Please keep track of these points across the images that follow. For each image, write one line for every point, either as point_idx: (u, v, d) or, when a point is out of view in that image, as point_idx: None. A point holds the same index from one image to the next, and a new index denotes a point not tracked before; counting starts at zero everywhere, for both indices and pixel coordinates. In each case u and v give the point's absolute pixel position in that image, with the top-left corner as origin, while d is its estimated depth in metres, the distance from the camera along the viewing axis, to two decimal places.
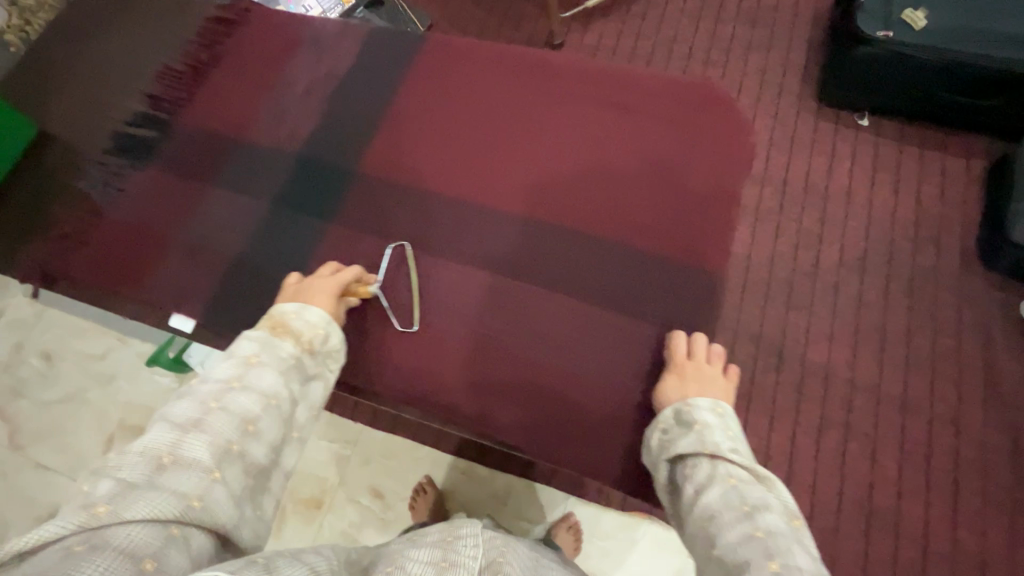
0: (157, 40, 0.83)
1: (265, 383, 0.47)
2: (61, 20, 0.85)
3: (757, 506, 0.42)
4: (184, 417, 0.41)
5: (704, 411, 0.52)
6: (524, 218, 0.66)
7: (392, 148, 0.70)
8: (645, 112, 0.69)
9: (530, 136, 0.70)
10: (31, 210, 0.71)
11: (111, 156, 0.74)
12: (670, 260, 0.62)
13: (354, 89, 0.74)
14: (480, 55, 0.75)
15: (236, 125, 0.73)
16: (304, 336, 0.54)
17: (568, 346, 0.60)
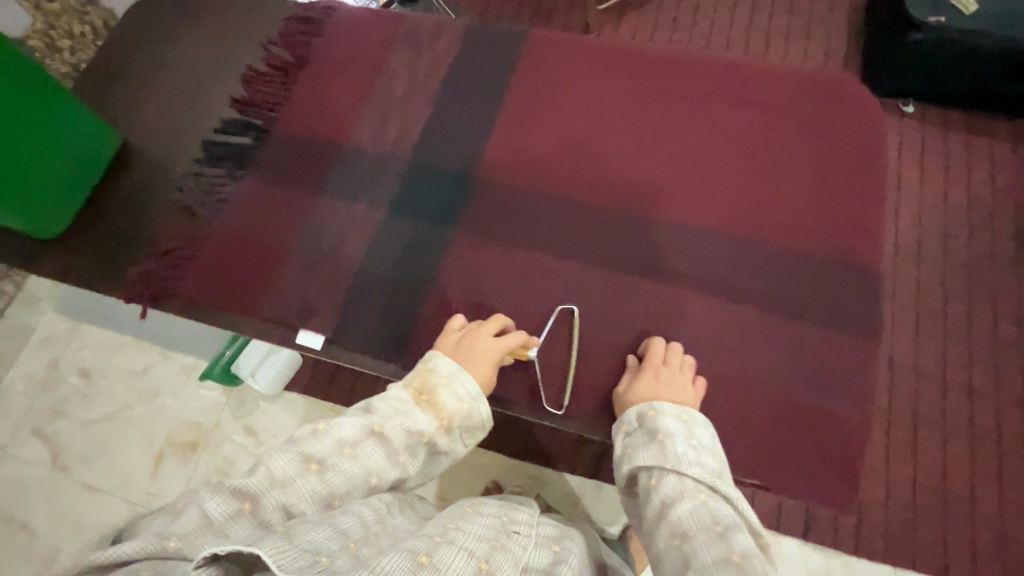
0: (234, 39, 0.79)
1: (373, 459, 0.46)
2: (134, 22, 0.81)
3: (730, 527, 0.43)
4: (284, 473, 0.42)
5: (669, 419, 0.52)
6: (655, 216, 0.64)
7: (509, 148, 0.67)
8: (771, 107, 0.67)
9: (653, 130, 0.67)
10: (131, 226, 0.69)
11: (206, 166, 0.70)
12: (815, 257, 0.61)
13: (459, 89, 0.71)
14: (589, 49, 0.72)
15: (339, 131, 0.70)
16: (448, 411, 0.51)
17: (715, 350, 0.59)
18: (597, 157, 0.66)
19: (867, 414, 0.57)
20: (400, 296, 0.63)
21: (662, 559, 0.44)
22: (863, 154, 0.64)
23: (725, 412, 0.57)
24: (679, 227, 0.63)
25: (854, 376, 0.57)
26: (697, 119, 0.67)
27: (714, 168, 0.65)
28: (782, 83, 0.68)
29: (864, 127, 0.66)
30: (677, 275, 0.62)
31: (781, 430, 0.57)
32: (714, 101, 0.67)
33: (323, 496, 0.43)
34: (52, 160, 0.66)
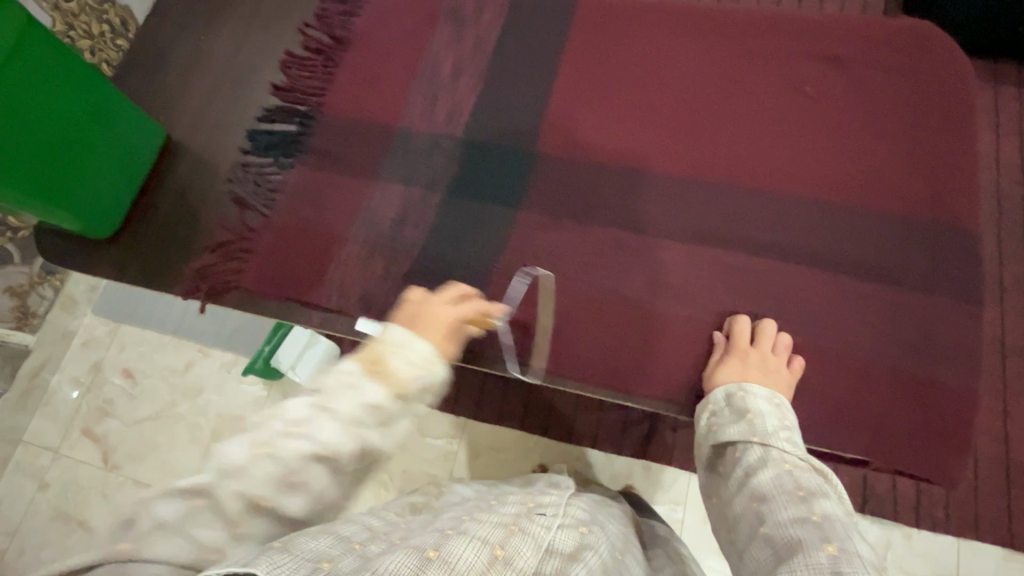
0: (271, 26, 0.77)
1: (326, 434, 0.39)
2: (167, 13, 0.79)
3: (814, 494, 0.41)
4: (235, 458, 0.38)
5: (759, 399, 0.50)
6: (723, 185, 0.61)
7: (567, 123, 0.65)
8: (843, 63, 0.63)
9: (716, 96, 0.64)
10: (180, 221, 0.68)
11: (251, 156, 0.69)
12: (898, 217, 0.58)
13: (507, 63, 0.68)
14: (642, 15, 0.68)
15: (387, 112, 0.68)
16: (405, 377, 0.43)
17: (798, 320, 0.57)
18: (659, 126, 0.64)
19: (969, 380, 0.54)
20: (461, 279, 0.61)
21: (741, 528, 0.43)
22: (946, 107, 0.61)
23: (810, 384, 0.55)
24: (750, 193, 0.60)
25: (950, 340, 0.55)
26: (764, 80, 0.64)
27: (783, 131, 0.62)
28: (854, 36, 0.64)
29: (947, 79, 0.62)
30: (751, 244, 0.59)
31: (875, 398, 0.54)
32: (779, 61, 0.64)
33: (275, 478, 0.38)
34: (100, 163, 0.64)
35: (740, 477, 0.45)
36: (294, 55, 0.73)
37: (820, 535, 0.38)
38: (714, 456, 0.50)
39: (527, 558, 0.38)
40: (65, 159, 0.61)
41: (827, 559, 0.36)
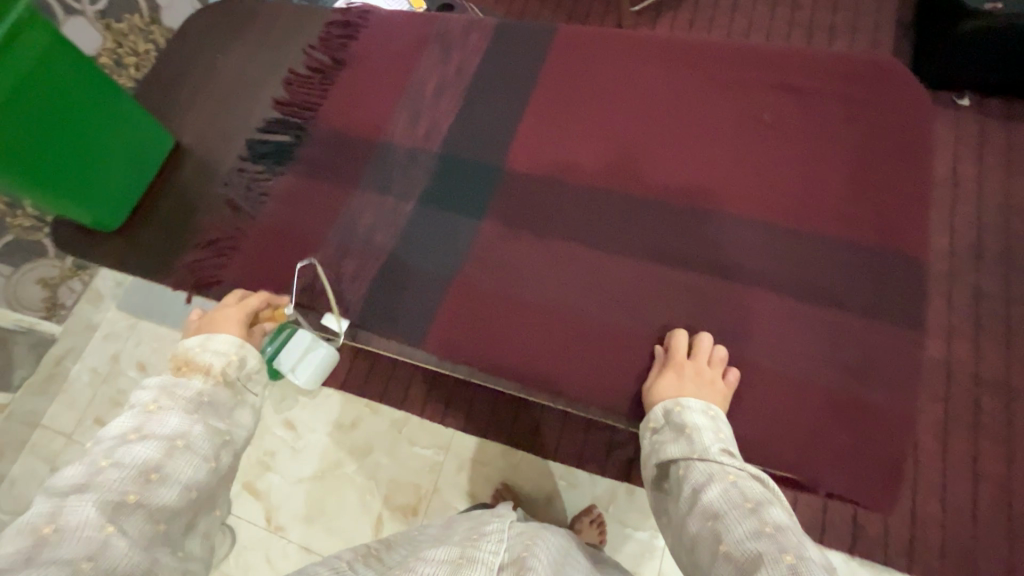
0: (280, 47, 0.84)
1: (168, 427, 0.46)
2: (190, 34, 0.88)
3: (762, 504, 0.42)
4: (70, 482, 0.41)
5: (695, 413, 0.52)
6: (681, 204, 0.63)
7: (539, 142, 0.69)
8: (803, 93, 0.66)
9: (680, 119, 0.67)
10: (178, 221, 0.74)
11: (247, 163, 0.75)
12: (845, 245, 0.60)
13: (487, 84, 0.73)
14: (617, 42, 0.72)
15: (372, 126, 0.73)
16: (215, 367, 0.53)
17: (749, 340, 0.58)
18: (622, 148, 0.67)
19: (907, 408, 0.55)
20: (426, 285, 0.64)
21: (700, 548, 0.44)
22: (900, 139, 0.63)
23: (754, 403, 0.56)
24: (705, 216, 0.63)
25: (893, 367, 0.56)
26: (725, 109, 0.66)
27: (741, 158, 0.64)
28: (815, 68, 0.66)
29: (903, 115, 0.64)
30: (701, 265, 0.61)
31: (812, 420, 0.55)
32: (742, 90, 0.67)
33: (134, 476, 0.42)
34: (98, 158, 0.69)
35: (688, 495, 0.46)
36: (296, 73, 0.80)
37: (776, 546, 0.39)
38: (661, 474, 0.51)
39: None
40: (78, 159, 0.67)
41: (788, 568, 0.37)
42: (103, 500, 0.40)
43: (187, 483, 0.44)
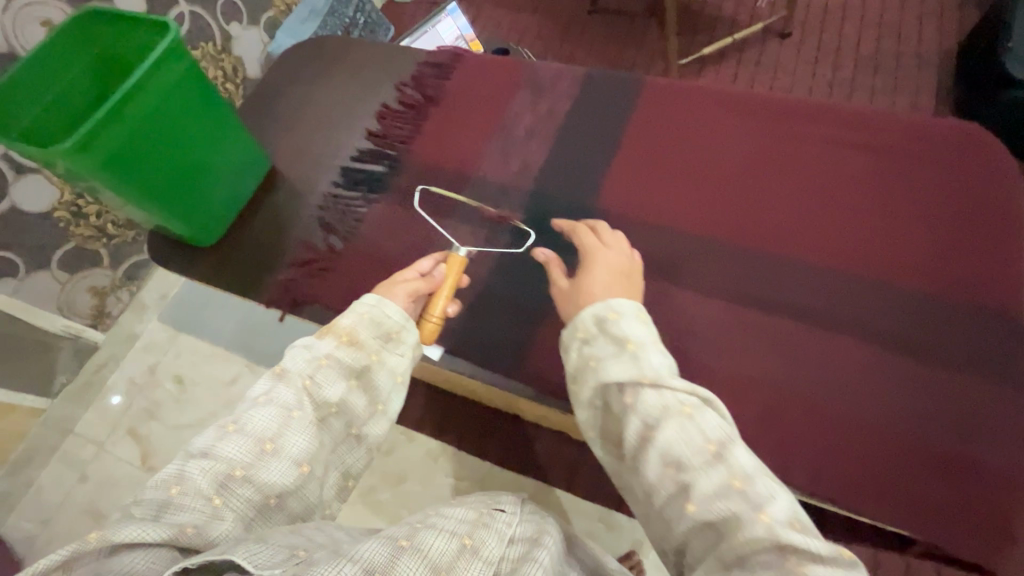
0: (371, 80, 0.88)
1: (285, 398, 0.64)
2: (285, 64, 0.93)
3: (723, 446, 0.57)
4: (206, 445, 0.61)
5: (632, 325, 0.64)
6: (796, 257, 0.75)
7: (640, 192, 0.78)
8: (888, 167, 0.79)
9: (787, 182, 0.79)
10: (267, 241, 0.76)
11: (339, 188, 0.79)
12: (864, 287, 0.73)
13: (576, 130, 0.78)
14: (713, 103, 0.83)
15: (464, 159, 0.79)
16: (344, 330, 0.70)
17: (856, 387, 0.69)
18: (691, 190, 0.77)
19: (996, 462, 0.65)
20: (523, 317, 0.74)
21: (662, 487, 0.58)
22: (972, 217, 0.76)
23: (865, 445, 0.67)
24: (755, 257, 0.75)
25: (986, 424, 0.67)
26: (777, 166, 0.79)
27: (785, 210, 0.77)
28: (896, 144, 0.81)
29: (973, 194, 0.78)
30: (753, 300, 0.74)
31: (909, 466, 0.66)
32: (790, 151, 0.80)
33: (244, 448, 0.60)
34: (206, 173, 0.73)
35: (641, 423, 0.60)
36: (388, 107, 0.85)
37: (745, 498, 0.54)
38: (602, 389, 0.64)
39: (490, 547, 0.59)
40: (189, 173, 0.71)
41: (764, 529, 0.52)
42: (222, 468, 0.59)
43: (288, 456, 0.62)
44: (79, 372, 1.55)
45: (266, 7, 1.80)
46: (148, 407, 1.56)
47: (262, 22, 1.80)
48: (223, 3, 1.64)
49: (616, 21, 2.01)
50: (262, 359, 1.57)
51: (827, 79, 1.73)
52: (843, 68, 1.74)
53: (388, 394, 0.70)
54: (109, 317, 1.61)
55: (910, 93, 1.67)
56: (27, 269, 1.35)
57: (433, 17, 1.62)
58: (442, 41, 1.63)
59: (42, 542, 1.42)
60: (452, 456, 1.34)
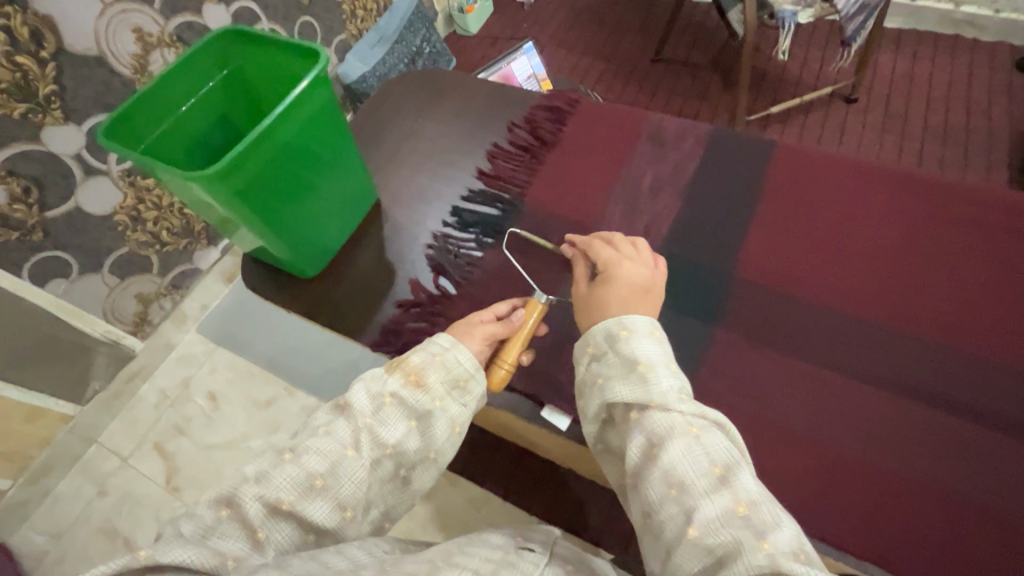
0: (484, 118, 0.88)
1: (343, 434, 0.61)
2: (396, 96, 0.93)
3: (729, 469, 0.56)
4: (259, 471, 0.58)
5: (641, 343, 0.64)
6: (892, 330, 0.74)
7: (760, 255, 0.78)
8: (984, 245, 0.79)
9: (885, 254, 0.79)
10: (377, 275, 0.76)
11: (452, 229, 0.79)
12: (973, 371, 0.71)
13: (703, 195, 0.81)
14: (827, 171, 0.84)
15: (592, 209, 0.79)
16: (414, 367, 0.66)
17: (950, 469, 0.67)
18: (809, 257, 0.78)
19: None
20: None
21: (664, 508, 0.57)
22: None
23: (956, 530, 0.64)
24: (861, 328, 0.74)
25: None
26: (888, 239, 0.80)
27: (892, 284, 0.77)
28: (993, 223, 0.80)
29: None
30: (860, 374, 0.72)
31: (1000, 556, 0.63)
32: (906, 229, 0.80)
33: (297, 481, 0.58)
34: (318, 201, 0.72)
35: (646, 443, 0.60)
36: (501, 147, 0.84)
37: (749, 525, 0.52)
38: (607, 405, 0.64)
39: None
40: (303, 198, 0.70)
41: (765, 557, 0.49)
42: (271, 497, 0.56)
43: (339, 495, 0.59)
44: (111, 380, 1.49)
45: (340, 30, 1.82)
46: (177, 423, 1.49)
47: (334, 44, 1.81)
48: (301, 22, 1.66)
49: (680, 71, 2.02)
50: (306, 383, 1.51)
51: (895, 147, 1.72)
52: (912, 137, 1.73)
53: (441, 443, 0.67)
54: (149, 325, 1.55)
55: (983, 169, 1.65)
56: (80, 270, 1.32)
57: (508, 55, 1.61)
58: (516, 82, 1.62)
59: (52, 560, 1.34)
60: (499, 508, 1.25)
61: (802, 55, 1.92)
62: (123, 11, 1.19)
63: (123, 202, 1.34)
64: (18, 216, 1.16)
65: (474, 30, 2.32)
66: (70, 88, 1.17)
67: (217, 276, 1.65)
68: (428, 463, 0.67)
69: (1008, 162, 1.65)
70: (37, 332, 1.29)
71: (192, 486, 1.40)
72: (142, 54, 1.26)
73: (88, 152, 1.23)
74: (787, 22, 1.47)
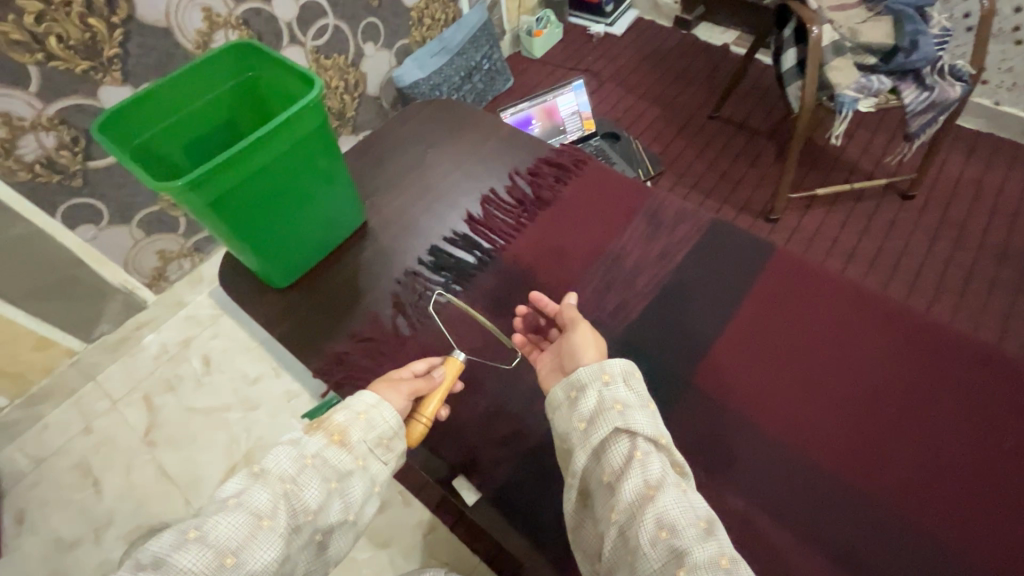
0: (489, 166, 0.93)
1: (258, 501, 0.61)
2: (414, 127, 0.99)
3: (714, 523, 0.59)
4: (158, 557, 0.55)
5: (642, 387, 0.70)
6: (840, 476, 0.71)
7: (722, 365, 0.78)
8: (960, 410, 0.75)
9: (853, 394, 0.76)
10: (347, 299, 0.83)
11: (427, 267, 0.85)
12: (920, 549, 0.67)
13: (682, 291, 0.82)
14: (813, 296, 0.83)
15: (567, 280, 0.83)
16: (337, 427, 0.69)
17: None
18: (778, 385, 0.77)
19: None
20: None
21: (650, 547, 0.57)
22: None
23: None
24: (814, 474, 0.71)
25: None
26: (866, 386, 0.77)
27: (859, 436, 0.74)
28: (976, 389, 0.77)
29: None
30: (801, 523, 0.69)
31: None
32: (889, 381, 0.77)
33: (205, 557, 0.56)
34: (296, 218, 0.77)
35: (642, 481, 0.61)
36: (497, 194, 0.90)
37: None
38: (612, 434, 0.65)
39: None
40: (281, 215, 0.75)
41: None
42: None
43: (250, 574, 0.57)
44: (119, 326, 1.57)
45: (404, 35, 1.87)
46: (169, 379, 1.56)
47: (395, 47, 1.86)
48: (366, 22, 1.71)
49: (734, 133, 1.97)
50: (294, 367, 1.56)
51: (944, 256, 1.61)
52: (965, 249, 1.62)
53: (361, 505, 0.67)
54: (166, 281, 1.62)
55: None
56: (110, 220, 1.39)
57: (556, 89, 1.60)
58: (558, 116, 1.62)
59: (28, 484, 1.42)
60: (444, 536, 1.25)
61: (863, 140, 1.84)
62: None
63: None
64: (62, 161, 1.24)
65: (539, 54, 2.34)
66: (133, 54, 1.24)
67: None
68: (346, 526, 0.67)
69: None
70: (58, 270, 1.36)
71: (168, 444, 1.46)
72: (206, 31, 1.33)
73: None
74: (844, 108, 1.40)
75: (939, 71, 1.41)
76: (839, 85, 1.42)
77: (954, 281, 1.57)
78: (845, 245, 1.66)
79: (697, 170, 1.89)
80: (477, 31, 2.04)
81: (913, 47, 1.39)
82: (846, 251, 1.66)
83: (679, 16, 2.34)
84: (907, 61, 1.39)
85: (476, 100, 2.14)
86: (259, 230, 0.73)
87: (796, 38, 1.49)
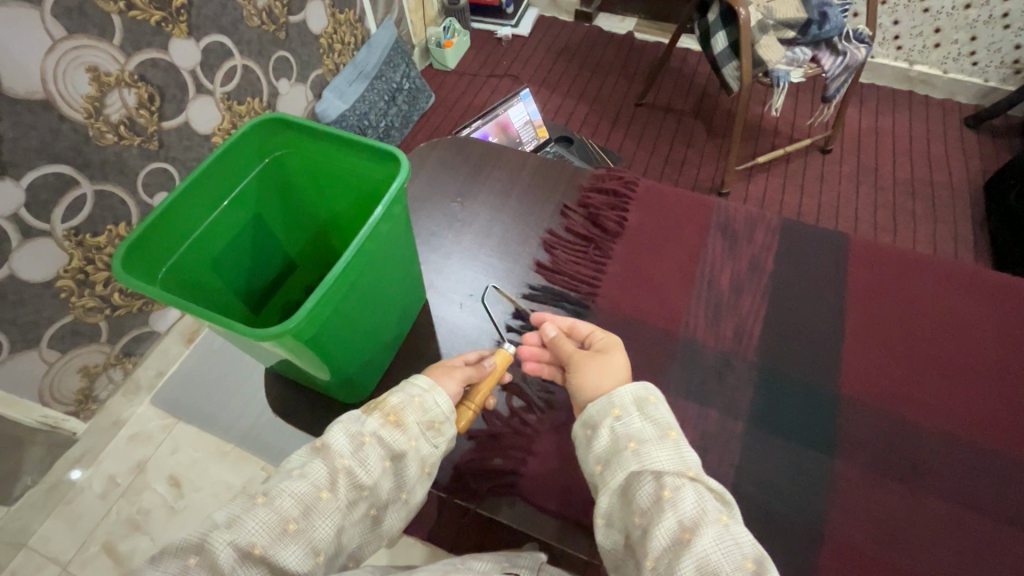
0: (544, 218, 0.98)
1: (318, 473, 0.60)
2: (458, 196, 1.03)
3: (762, 562, 0.54)
4: (227, 517, 0.55)
5: (662, 409, 0.66)
6: (985, 443, 0.74)
7: (849, 354, 0.81)
8: None
9: (971, 360, 0.80)
10: None
11: (516, 331, 0.86)
12: None
13: (759, 304, 0.85)
14: (909, 275, 0.88)
15: (669, 312, 0.85)
16: (393, 406, 0.67)
17: None
18: (906, 362, 0.80)
19: None
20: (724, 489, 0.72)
21: None
22: None
23: None
24: (963, 443, 0.74)
25: None
26: (986, 355, 0.81)
27: (999, 403, 0.77)
28: None
29: None
30: (985, 499, 0.70)
31: None
32: (999, 342, 0.82)
33: (265, 523, 0.55)
34: (375, 323, 0.76)
35: (678, 524, 0.57)
36: (561, 239, 0.94)
37: None
38: (634, 477, 0.62)
39: None
40: (360, 325, 0.72)
41: None
42: (241, 543, 0.54)
43: (311, 539, 0.57)
44: (46, 472, 1.24)
45: (317, 64, 1.68)
46: (132, 516, 1.26)
47: (310, 79, 1.67)
48: (277, 57, 1.51)
49: (664, 117, 2.04)
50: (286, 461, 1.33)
51: (871, 198, 1.80)
52: (884, 188, 1.82)
53: (413, 484, 0.66)
54: (94, 403, 1.31)
55: (950, 220, 1.75)
56: (12, 349, 1.07)
57: (506, 102, 1.54)
58: (513, 129, 1.55)
59: None
60: None
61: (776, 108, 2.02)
62: (78, 48, 1.01)
63: (67, 262, 1.10)
64: None
65: (453, 65, 2.25)
66: (9, 138, 0.94)
67: (177, 338, 1.44)
68: (399, 503, 0.67)
69: (973, 215, 1.76)
70: None
71: None
72: (97, 95, 1.06)
73: (29, 211, 1.00)
74: (782, 81, 1.50)
75: (846, 37, 1.55)
76: (771, 61, 1.52)
77: (886, 219, 1.76)
78: (792, 204, 1.79)
79: (642, 158, 1.93)
80: (390, 51, 1.91)
81: (824, 19, 1.52)
82: (795, 209, 1.79)
83: (580, 9, 2.38)
84: (821, 32, 1.52)
85: (403, 123, 2.01)
86: (343, 348, 0.70)
87: (723, 21, 1.57)
